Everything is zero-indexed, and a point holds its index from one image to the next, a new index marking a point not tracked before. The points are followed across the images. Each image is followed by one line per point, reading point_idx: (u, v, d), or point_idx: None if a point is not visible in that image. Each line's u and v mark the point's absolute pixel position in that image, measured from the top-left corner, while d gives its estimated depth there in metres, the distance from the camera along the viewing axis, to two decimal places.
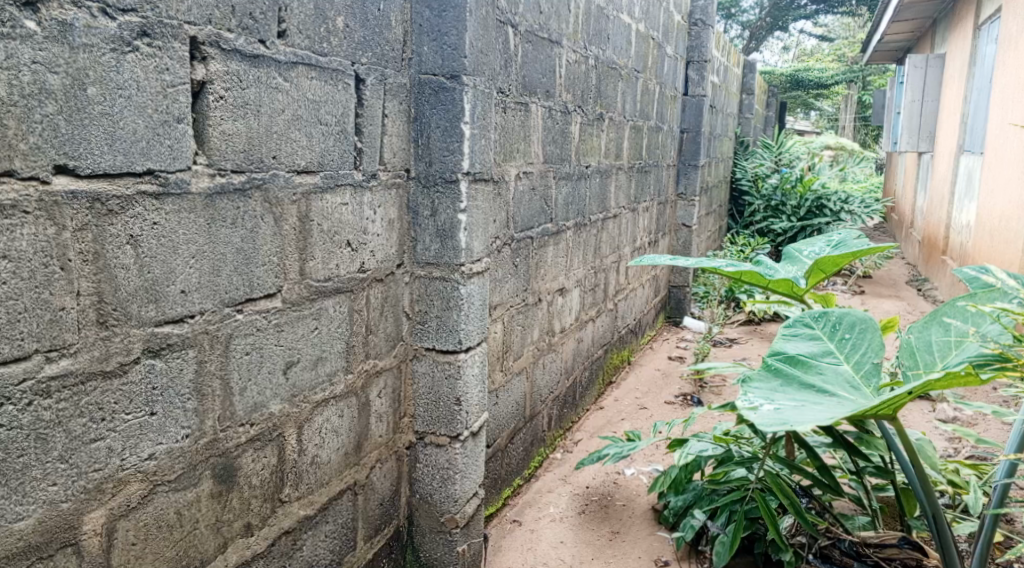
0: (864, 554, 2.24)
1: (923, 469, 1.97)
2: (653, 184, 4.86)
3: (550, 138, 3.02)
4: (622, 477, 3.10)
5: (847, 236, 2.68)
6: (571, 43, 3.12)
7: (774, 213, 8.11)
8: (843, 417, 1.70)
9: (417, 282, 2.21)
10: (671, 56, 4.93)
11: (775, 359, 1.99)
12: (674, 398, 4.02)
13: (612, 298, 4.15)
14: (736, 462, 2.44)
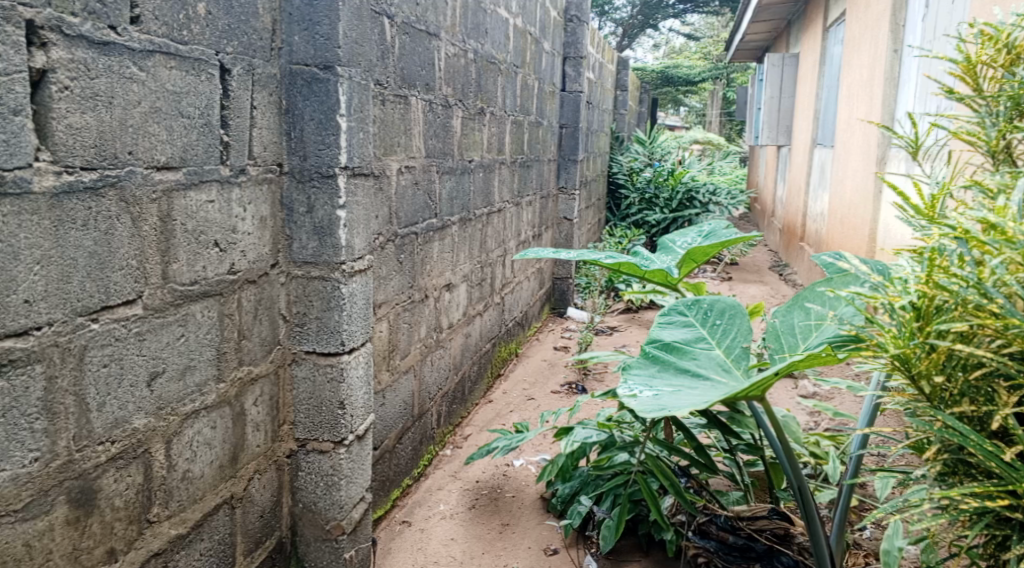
0: (738, 527, 2.27)
1: (789, 443, 2.02)
2: (536, 178, 4.90)
3: (432, 132, 2.98)
4: (511, 470, 3.10)
5: (717, 227, 2.78)
6: (450, 35, 3.08)
7: (649, 205, 8.35)
8: (717, 399, 1.75)
9: (294, 283, 2.12)
10: (549, 51, 4.98)
11: (651, 347, 2.04)
12: (560, 388, 4.07)
13: (499, 292, 4.15)
14: (619, 447, 2.48)
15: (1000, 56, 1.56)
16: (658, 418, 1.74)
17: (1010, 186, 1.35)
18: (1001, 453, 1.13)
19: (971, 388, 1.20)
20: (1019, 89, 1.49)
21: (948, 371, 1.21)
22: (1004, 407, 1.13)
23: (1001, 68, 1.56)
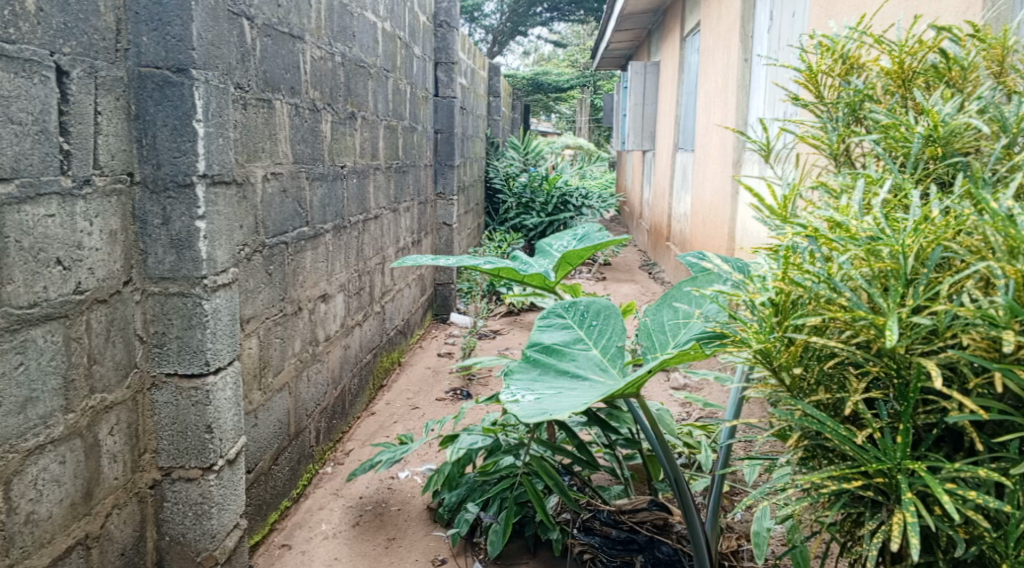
0: (620, 521, 2.31)
1: (664, 437, 2.07)
2: (412, 184, 4.84)
3: (299, 137, 2.87)
4: (395, 482, 3.03)
5: (590, 230, 2.84)
6: (315, 38, 2.99)
7: (524, 210, 8.45)
8: (596, 399, 1.76)
9: (150, 300, 1.99)
10: (419, 56, 4.93)
11: (532, 350, 2.05)
12: (444, 394, 4.03)
13: (379, 300, 4.07)
14: (504, 451, 2.46)
15: (837, 65, 1.67)
16: (540, 423, 1.74)
17: (851, 186, 1.43)
18: (854, 437, 1.19)
19: (826, 376, 1.26)
20: (855, 96, 1.60)
21: (805, 362, 1.27)
22: (855, 393, 1.18)
23: (839, 76, 1.67)
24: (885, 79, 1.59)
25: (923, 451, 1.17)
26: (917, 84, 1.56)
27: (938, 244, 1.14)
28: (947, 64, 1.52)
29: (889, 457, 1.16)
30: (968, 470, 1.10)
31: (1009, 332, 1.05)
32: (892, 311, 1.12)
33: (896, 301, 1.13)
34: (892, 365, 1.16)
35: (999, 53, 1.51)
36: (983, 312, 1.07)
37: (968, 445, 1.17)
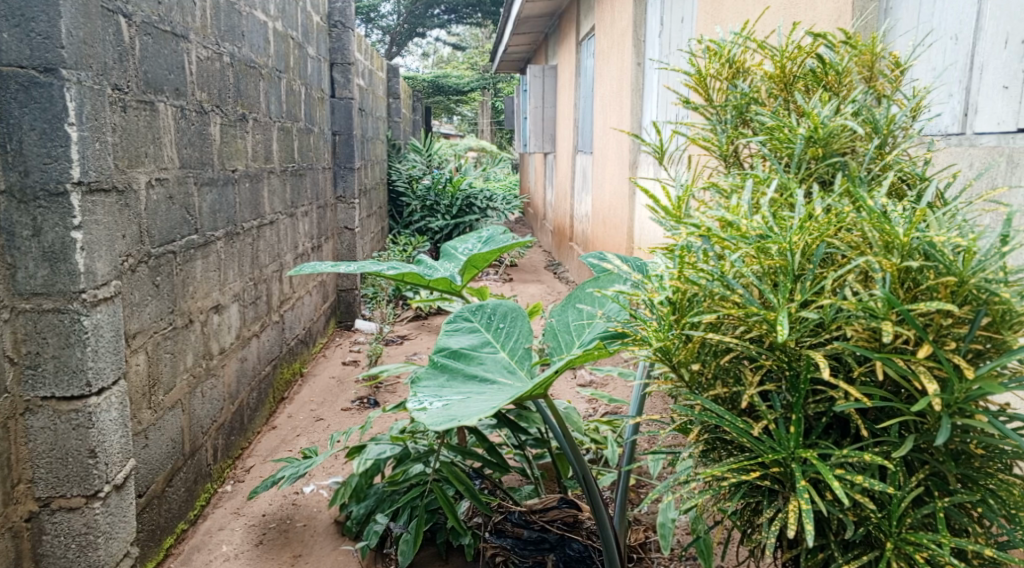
0: (531, 521, 2.32)
1: (571, 435, 2.08)
2: (310, 188, 4.72)
3: (185, 141, 2.75)
4: (300, 497, 2.94)
5: (495, 233, 2.84)
6: (200, 38, 2.87)
7: (430, 212, 8.42)
8: (505, 403, 1.75)
9: (20, 318, 1.85)
10: (313, 57, 4.81)
11: (440, 355, 2.02)
12: (350, 404, 3.95)
13: (277, 309, 3.94)
14: (413, 459, 2.42)
15: (724, 69, 1.71)
16: (448, 429, 1.71)
17: (740, 186, 1.48)
18: (750, 429, 1.23)
19: (723, 370, 1.29)
20: (741, 99, 1.65)
21: (702, 358, 1.30)
22: (750, 387, 1.22)
23: (726, 80, 1.71)
24: (769, 83, 1.65)
25: (814, 439, 1.21)
26: (798, 88, 1.63)
27: (821, 241, 1.19)
28: (824, 69, 1.60)
29: (783, 446, 1.19)
30: (855, 455, 1.14)
31: (888, 323, 1.10)
32: (782, 306, 1.16)
33: (785, 297, 1.17)
34: (783, 358, 1.20)
35: (869, 59, 1.60)
36: (864, 305, 1.13)
37: (854, 432, 1.21)
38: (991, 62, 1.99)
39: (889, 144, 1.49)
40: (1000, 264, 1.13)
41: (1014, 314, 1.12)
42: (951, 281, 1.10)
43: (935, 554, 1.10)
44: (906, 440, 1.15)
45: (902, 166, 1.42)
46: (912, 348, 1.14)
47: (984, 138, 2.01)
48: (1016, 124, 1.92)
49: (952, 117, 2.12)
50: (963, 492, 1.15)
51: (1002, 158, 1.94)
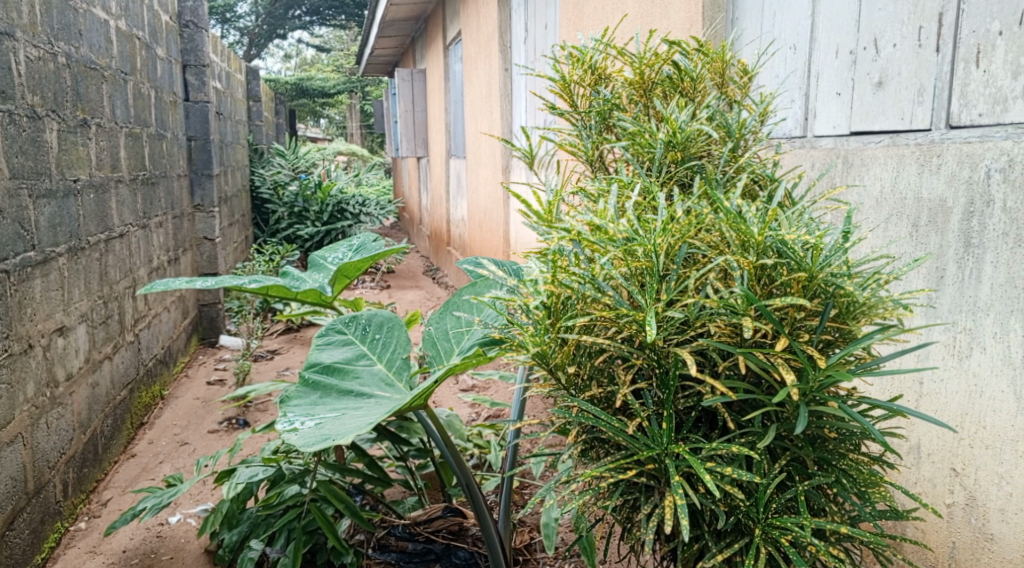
0: (416, 533, 2.30)
1: (452, 444, 2.06)
2: (164, 197, 4.46)
3: (16, 149, 2.53)
4: (165, 528, 2.77)
5: (367, 240, 2.78)
6: (29, 36, 2.65)
7: (298, 219, 8.16)
8: (382, 417, 1.71)
9: None
10: (163, 58, 4.55)
11: (312, 371, 1.95)
12: (218, 425, 3.76)
13: (132, 329, 3.70)
14: (289, 480, 2.32)
15: (587, 76, 1.75)
16: (321, 449, 1.66)
17: (606, 190, 1.51)
18: (626, 428, 1.25)
19: (597, 371, 1.31)
20: (605, 105, 1.69)
21: (578, 360, 1.31)
22: (624, 387, 1.24)
23: (589, 86, 1.75)
24: (629, 89, 1.70)
25: (685, 434, 1.24)
26: (656, 94, 1.69)
27: (683, 242, 1.23)
28: (680, 76, 1.66)
29: (657, 443, 1.22)
30: (723, 447, 1.19)
31: (747, 319, 1.15)
32: (650, 306, 1.19)
33: (652, 297, 1.20)
34: (653, 357, 1.23)
35: (721, 66, 1.68)
36: (725, 302, 1.17)
37: (721, 424, 1.26)
38: (825, 71, 2.14)
39: (741, 147, 1.57)
40: (842, 260, 1.21)
41: (858, 305, 1.20)
42: (801, 277, 1.17)
43: (798, 536, 1.17)
44: (769, 429, 1.20)
45: (754, 168, 1.49)
46: (771, 342, 1.21)
47: (824, 140, 2.16)
48: (849, 128, 2.07)
49: (795, 121, 2.26)
50: (820, 474, 1.22)
51: (839, 159, 2.10)
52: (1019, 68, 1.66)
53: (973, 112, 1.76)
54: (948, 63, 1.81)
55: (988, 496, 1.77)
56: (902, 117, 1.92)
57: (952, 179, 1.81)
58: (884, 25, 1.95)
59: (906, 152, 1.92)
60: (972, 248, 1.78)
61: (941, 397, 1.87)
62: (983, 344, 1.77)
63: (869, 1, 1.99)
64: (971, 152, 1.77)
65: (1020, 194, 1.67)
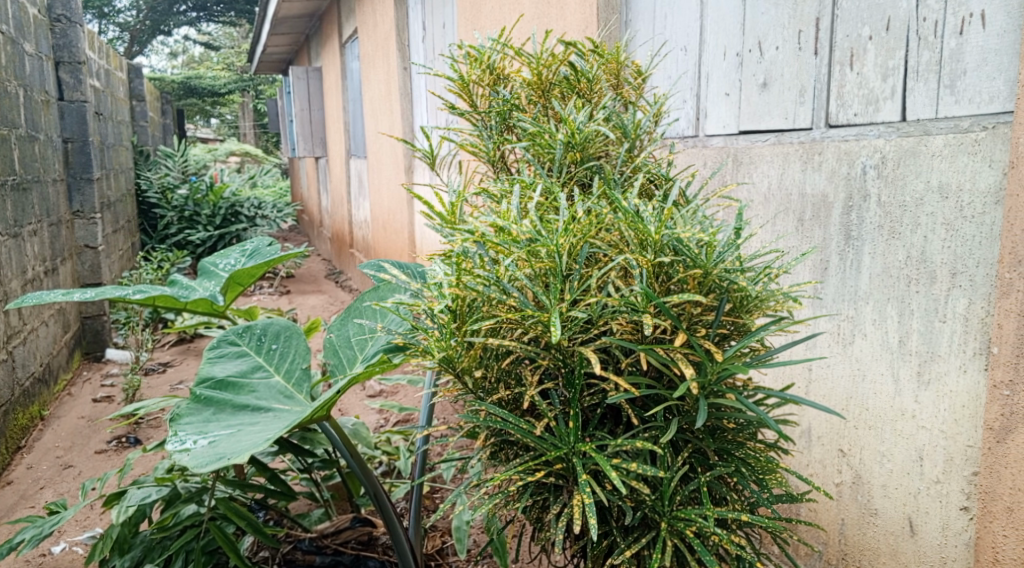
0: (324, 545, 2.27)
1: (358, 453, 2.02)
2: (37, 203, 4.18)
3: None
4: (49, 559, 2.61)
5: (261, 245, 2.68)
6: None
7: (189, 224, 7.80)
8: (280, 432, 1.65)
9: None
10: (32, 54, 4.27)
11: (204, 386, 1.86)
12: (106, 445, 3.57)
13: (4, 346, 3.46)
14: (185, 499, 2.21)
15: (485, 75, 1.73)
16: (216, 469, 1.60)
17: (509, 191, 1.51)
18: (534, 430, 1.25)
19: (504, 373, 1.31)
20: (504, 105, 1.68)
21: (485, 363, 1.31)
22: (531, 388, 1.24)
23: (488, 86, 1.73)
24: (528, 90, 1.70)
25: (592, 431, 1.26)
26: (554, 94, 1.70)
27: (585, 242, 1.24)
28: (576, 77, 1.68)
29: (564, 442, 1.22)
30: (628, 443, 1.20)
31: (647, 316, 1.17)
32: (554, 306, 1.19)
33: (556, 297, 1.20)
34: (558, 356, 1.24)
35: (616, 67, 1.71)
36: (626, 299, 1.19)
37: (626, 420, 1.28)
38: (714, 72, 2.22)
39: (637, 147, 1.60)
40: (734, 255, 1.25)
41: (751, 299, 1.25)
42: (697, 274, 1.20)
43: (702, 527, 1.19)
44: (671, 423, 1.23)
45: (650, 168, 1.53)
46: (670, 338, 1.23)
47: (714, 139, 2.24)
48: (738, 127, 2.16)
49: (687, 121, 2.33)
50: (720, 465, 1.26)
51: (729, 158, 2.18)
52: (888, 70, 1.77)
53: (849, 111, 1.86)
54: (826, 65, 1.90)
55: (872, 473, 1.87)
56: (785, 116, 2.01)
57: (833, 176, 1.91)
58: (767, 29, 2.04)
59: (790, 149, 2.01)
60: (852, 240, 1.88)
61: (828, 383, 1.98)
62: (864, 331, 1.87)
63: (752, 6, 2.07)
64: (848, 150, 1.87)
65: (893, 188, 1.77)
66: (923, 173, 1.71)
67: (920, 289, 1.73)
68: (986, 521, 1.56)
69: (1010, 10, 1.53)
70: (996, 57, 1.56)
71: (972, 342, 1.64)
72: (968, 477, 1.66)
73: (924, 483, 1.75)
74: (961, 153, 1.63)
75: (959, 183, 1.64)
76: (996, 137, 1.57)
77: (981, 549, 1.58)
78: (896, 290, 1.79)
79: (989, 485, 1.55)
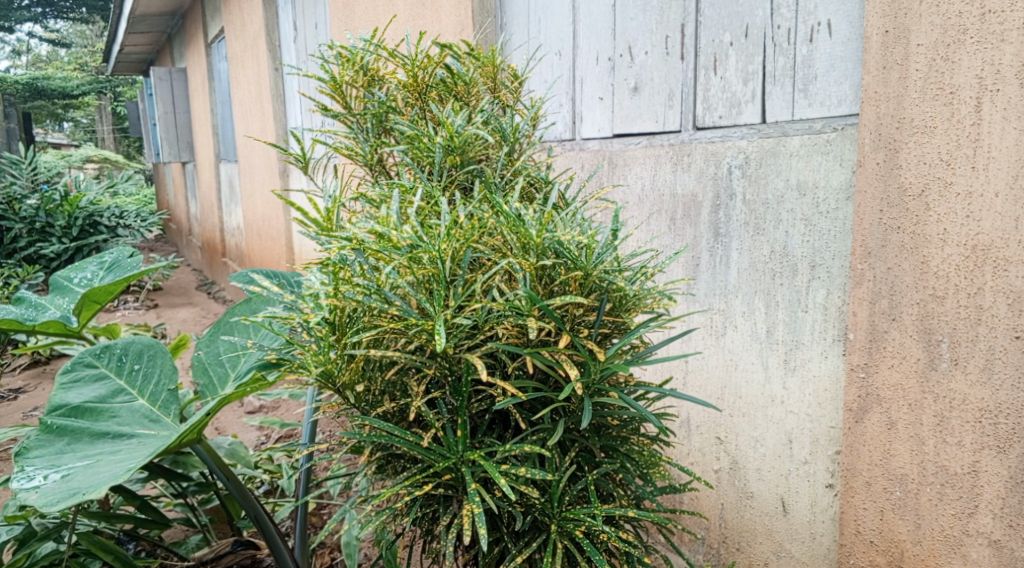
0: None
1: (234, 475, 1.92)
2: None
3: None
4: None
5: (120, 256, 2.50)
6: None
7: (42, 237, 7.22)
8: (143, 462, 1.55)
9: None
10: None
11: (56, 415, 1.73)
12: None
13: None
14: (41, 537, 2.04)
15: (359, 77, 1.68)
16: (69, 506, 1.49)
17: (388, 196, 1.48)
18: (421, 441, 1.22)
19: (389, 385, 1.28)
20: (379, 108, 1.64)
21: (368, 375, 1.27)
22: (417, 398, 1.22)
23: (362, 88, 1.68)
24: (404, 92, 1.67)
25: (480, 438, 1.25)
26: (431, 97, 1.68)
27: (468, 246, 1.23)
28: (453, 80, 1.66)
29: (453, 451, 1.21)
30: (517, 448, 1.20)
31: (532, 319, 1.17)
32: (438, 314, 1.17)
33: (440, 304, 1.18)
34: (445, 364, 1.22)
35: (491, 70, 1.71)
36: (510, 304, 1.19)
37: (514, 424, 1.28)
38: (588, 76, 2.28)
39: (516, 150, 1.60)
40: (613, 256, 1.27)
41: (629, 298, 1.27)
42: (578, 276, 1.21)
43: (591, 526, 1.21)
44: (558, 425, 1.24)
45: (529, 171, 1.53)
46: (555, 340, 1.24)
47: (590, 142, 2.30)
48: (612, 131, 2.22)
49: (564, 125, 2.39)
50: (606, 462, 1.28)
51: (605, 160, 2.25)
52: (748, 75, 1.86)
53: (714, 114, 1.94)
54: (692, 70, 1.98)
55: (747, 458, 1.97)
56: (656, 119, 2.08)
57: (701, 176, 1.99)
58: (636, 34, 2.10)
59: (661, 152, 2.08)
60: (720, 237, 1.97)
61: (703, 374, 2.06)
62: (735, 323, 1.96)
63: (621, 12, 2.13)
64: (715, 151, 1.95)
65: (756, 187, 1.87)
66: (782, 172, 1.81)
67: (783, 281, 1.83)
68: (848, 496, 1.66)
69: (852, 20, 1.64)
70: (842, 64, 1.67)
71: (831, 329, 1.74)
72: (832, 456, 1.77)
73: (793, 464, 1.85)
74: (816, 153, 1.73)
75: (815, 181, 1.74)
76: (845, 137, 1.68)
77: (844, 523, 1.68)
78: (763, 284, 1.88)
79: (850, 463, 1.65)
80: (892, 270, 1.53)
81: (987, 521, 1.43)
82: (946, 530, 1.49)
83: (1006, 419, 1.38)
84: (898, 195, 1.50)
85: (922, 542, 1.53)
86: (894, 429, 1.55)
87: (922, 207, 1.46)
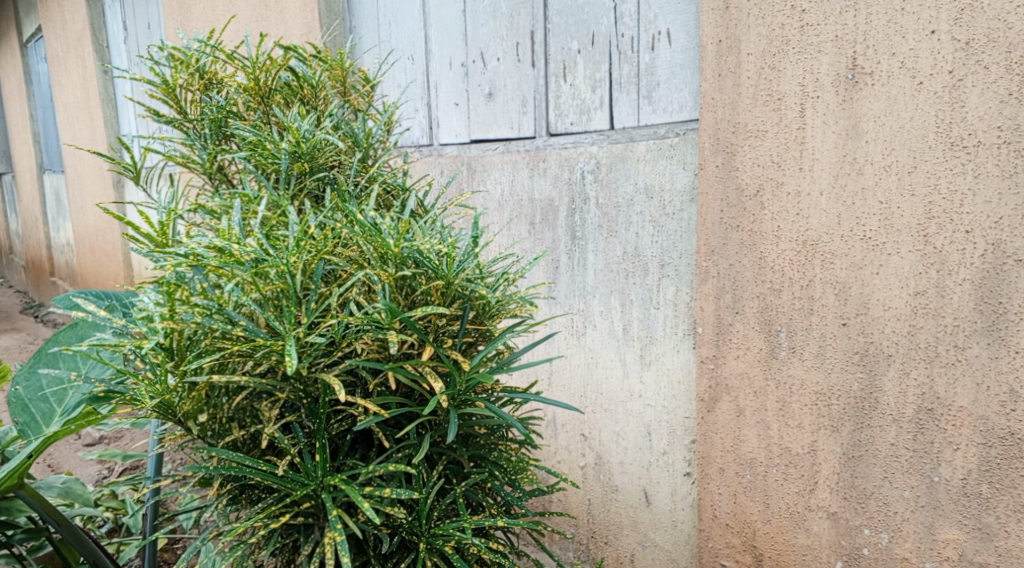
0: None
1: (66, 519, 1.74)
2: None
3: None
4: None
5: None
6: None
7: None
8: None
9: None
10: None
11: None
12: None
13: None
14: None
15: (195, 80, 1.57)
16: None
17: (231, 206, 1.40)
18: (275, 470, 1.16)
19: (238, 411, 1.21)
20: (218, 112, 1.54)
21: (213, 403, 1.19)
22: (269, 424, 1.16)
23: (198, 91, 1.58)
24: (244, 96, 1.57)
25: (342, 460, 1.20)
26: (276, 101, 1.59)
27: (320, 258, 1.18)
28: (299, 83, 1.59)
29: (312, 478, 1.16)
30: (380, 468, 1.16)
31: (393, 333, 1.14)
32: (290, 333, 1.11)
33: (291, 322, 1.12)
34: (299, 387, 1.17)
35: (340, 73, 1.65)
36: (368, 318, 1.15)
37: (378, 442, 1.24)
38: (442, 82, 2.28)
39: (370, 156, 1.57)
40: (474, 263, 1.26)
41: (491, 305, 1.26)
42: (438, 285, 1.19)
43: (460, 540, 1.19)
44: (423, 440, 1.21)
45: (385, 178, 1.49)
46: (417, 352, 1.21)
47: (448, 148, 2.30)
48: (469, 136, 2.23)
49: (420, 130, 2.37)
50: (475, 472, 1.27)
51: (463, 166, 2.25)
52: (595, 82, 1.91)
53: (565, 120, 1.98)
54: (542, 76, 2.01)
55: (610, 453, 2.02)
56: (510, 125, 2.11)
57: (556, 181, 2.03)
58: (487, 40, 2.12)
59: (517, 158, 2.10)
60: (577, 240, 2.01)
61: (566, 374, 2.10)
62: (594, 322, 2.01)
63: (472, 18, 2.14)
64: (568, 157, 1.99)
65: (607, 191, 1.92)
66: (631, 176, 1.87)
67: (636, 280, 1.89)
68: (704, 483, 1.74)
69: (688, 30, 1.72)
70: (682, 71, 1.74)
71: (682, 325, 1.82)
72: (687, 446, 1.84)
73: (654, 455, 1.92)
74: (661, 157, 1.80)
75: (661, 184, 1.81)
76: (686, 142, 1.75)
77: (702, 509, 1.75)
78: (617, 284, 1.94)
79: (705, 450, 1.73)
80: (734, 266, 1.61)
81: (826, 496, 1.53)
82: (791, 507, 1.58)
83: (838, 401, 1.49)
84: (736, 196, 1.59)
85: (771, 521, 1.62)
86: (742, 416, 1.64)
87: (758, 206, 1.55)
